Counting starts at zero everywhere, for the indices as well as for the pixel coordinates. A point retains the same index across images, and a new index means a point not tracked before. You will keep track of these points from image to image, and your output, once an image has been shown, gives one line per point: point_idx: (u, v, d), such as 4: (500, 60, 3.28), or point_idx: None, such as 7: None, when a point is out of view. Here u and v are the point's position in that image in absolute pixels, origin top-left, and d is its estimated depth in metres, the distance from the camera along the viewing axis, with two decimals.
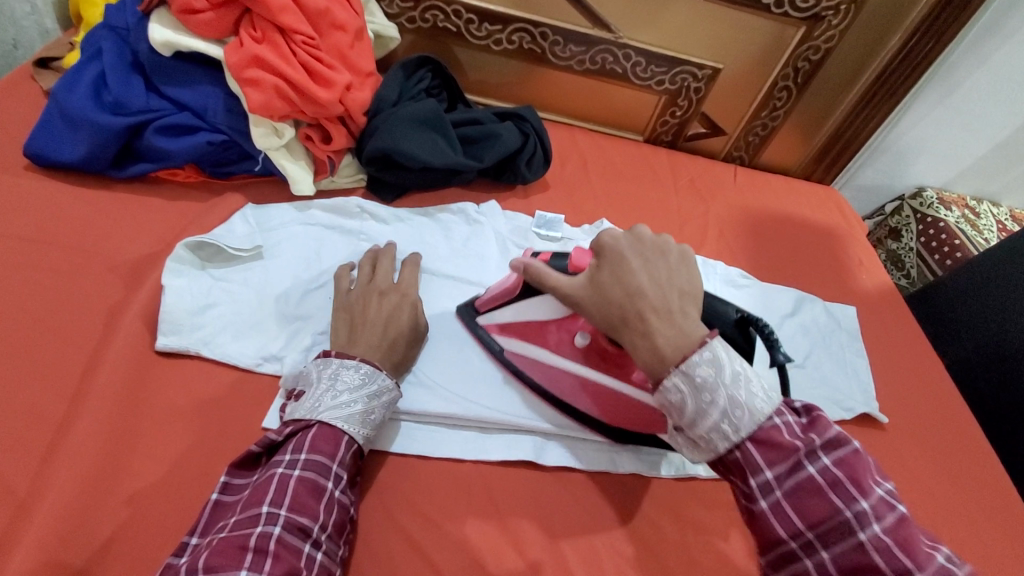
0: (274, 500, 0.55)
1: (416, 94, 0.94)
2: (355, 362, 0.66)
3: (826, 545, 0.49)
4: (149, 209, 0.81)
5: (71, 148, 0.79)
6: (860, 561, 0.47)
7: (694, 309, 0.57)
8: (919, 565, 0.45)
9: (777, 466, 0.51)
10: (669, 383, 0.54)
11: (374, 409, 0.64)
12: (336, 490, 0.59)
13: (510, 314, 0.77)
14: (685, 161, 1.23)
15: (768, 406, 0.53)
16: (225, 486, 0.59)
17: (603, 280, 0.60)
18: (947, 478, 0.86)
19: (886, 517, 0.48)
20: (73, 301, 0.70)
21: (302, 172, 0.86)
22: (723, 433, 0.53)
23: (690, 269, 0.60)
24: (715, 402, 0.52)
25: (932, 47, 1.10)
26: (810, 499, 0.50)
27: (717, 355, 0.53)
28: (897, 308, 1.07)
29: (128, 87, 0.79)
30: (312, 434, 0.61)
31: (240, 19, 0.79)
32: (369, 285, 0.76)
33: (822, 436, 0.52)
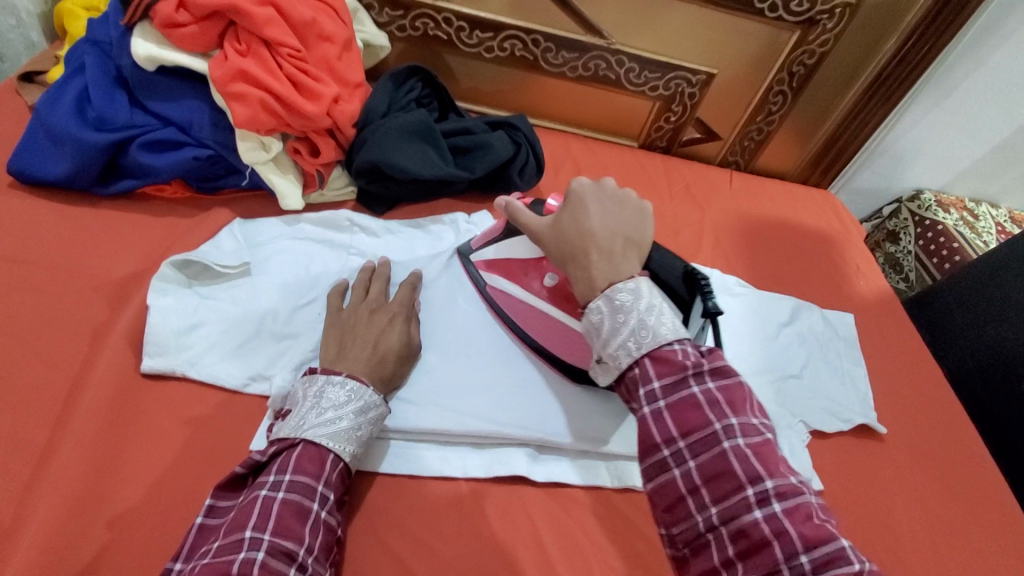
0: (257, 524, 0.53)
1: (406, 104, 0.93)
2: (340, 378, 0.65)
3: (694, 453, 0.53)
4: (135, 226, 0.80)
5: (54, 165, 0.77)
6: (720, 468, 0.51)
7: (634, 255, 0.63)
8: (771, 475, 0.50)
9: (664, 378, 0.55)
10: (594, 306, 0.60)
11: (361, 425, 0.63)
12: (322, 512, 0.57)
13: (496, 253, 0.83)
14: (681, 167, 1.22)
15: (672, 333, 0.57)
16: (209, 510, 0.57)
17: (563, 221, 0.67)
18: (948, 490, 0.85)
19: (752, 437, 0.52)
20: (56, 323, 0.69)
21: (290, 186, 0.85)
22: (628, 350, 0.57)
23: (643, 223, 0.66)
24: (626, 322, 0.57)
25: (928, 49, 1.09)
26: (687, 411, 0.54)
27: (639, 287, 0.59)
28: (896, 314, 1.06)
29: (112, 102, 0.78)
30: (297, 454, 0.59)
31: (224, 32, 0.78)
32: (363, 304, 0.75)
33: (712, 363, 0.55)
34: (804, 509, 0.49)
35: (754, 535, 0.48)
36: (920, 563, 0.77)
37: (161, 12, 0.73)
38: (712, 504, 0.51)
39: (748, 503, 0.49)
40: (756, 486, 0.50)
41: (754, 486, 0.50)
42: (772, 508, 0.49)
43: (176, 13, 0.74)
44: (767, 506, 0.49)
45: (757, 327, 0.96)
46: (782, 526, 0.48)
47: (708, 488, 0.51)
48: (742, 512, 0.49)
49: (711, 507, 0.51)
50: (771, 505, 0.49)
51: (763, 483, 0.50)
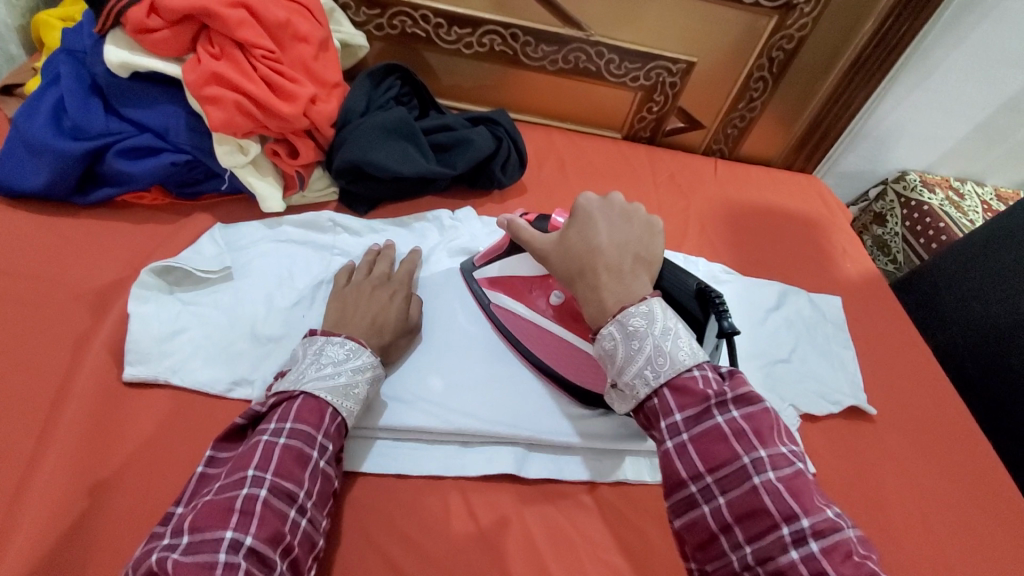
0: (260, 465, 0.55)
1: (385, 103, 0.92)
2: (340, 338, 0.68)
3: (723, 489, 0.53)
4: (115, 235, 0.79)
5: (32, 175, 0.77)
6: (752, 505, 0.51)
7: (644, 276, 0.64)
8: (807, 512, 0.50)
9: (686, 410, 0.56)
10: (606, 332, 0.60)
11: (358, 383, 0.65)
12: (321, 461, 0.59)
13: (499, 270, 0.82)
14: (665, 157, 1.22)
15: (689, 357, 0.58)
16: (209, 459, 0.60)
17: (571, 240, 0.66)
18: (939, 469, 0.86)
19: (783, 469, 0.52)
20: (36, 333, 0.68)
21: (270, 188, 0.84)
22: (645, 379, 0.58)
23: (650, 241, 0.67)
24: (641, 349, 0.58)
25: (906, 30, 1.09)
26: (713, 443, 0.54)
27: (652, 310, 0.59)
28: (882, 295, 1.07)
29: (86, 110, 0.77)
30: (297, 405, 0.61)
31: (197, 35, 0.77)
32: (369, 278, 0.79)
33: (736, 390, 0.56)
34: (844, 548, 0.48)
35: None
36: (911, 542, 0.77)
37: (132, 19, 0.73)
38: (746, 543, 0.51)
39: (784, 544, 0.49)
40: (791, 525, 0.50)
41: (790, 525, 0.50)
42: (810, 549, 0.48)
43: (148, 18, 0.73)
44: (804, 547, 0.49)
45: (745, 313, 0.96)
46: (821, 567, 0.47)
47: (741, 527, 0.52)
48: (778, 553, 0.49)
49: (745, 548, 0.51)
50: (809, 546, 0.49)
51: (799, 522, 0.50)
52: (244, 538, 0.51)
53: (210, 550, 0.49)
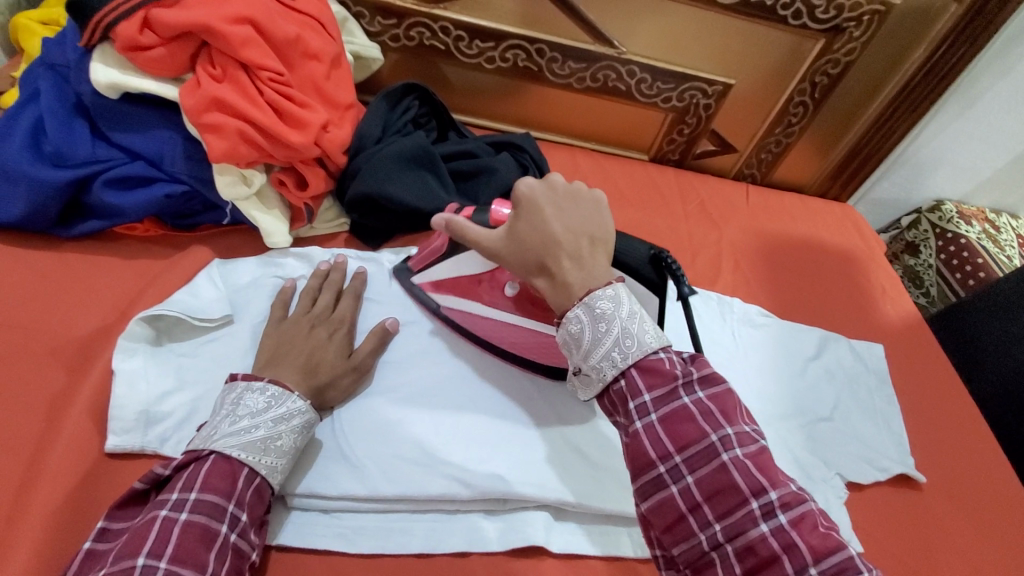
0: (153, 551, 0.48)
1: (402, 127, 0.85)
2: (261, 384, 0.60)
3: (692, 469, 0.51)
4: (100, 272, 0.72)
5: (6, 205, 0.69)
6: (722, 483, 0.49)
7: (603, 254, 0.59)
8: (774, 485, 0.48)
9: (655, 390, 0.53)
10: (572, 314, 0.56)
11: (280, 434, 0.58)
12: (231, 535, 0.52)
13: (441, 272, 0.75)
14: (695, 182, 1.14)
15: (656, 340, 0.55)
16: (101, 532, 0.51)
17: (521, 232, 0.59)
18: (990, 541, 0.79)
19: (749, 446, 0.51)
20: (10, 391, 0.61)
21: (276, 223, 0.76)
22: (612, 361, 0.54)
23: (601, 210, 0.60)
24: (609, 332, 0.54)
25: (960, 57, 1.03)
26: (681, 423, 0.52)
27: (619, 294, 0.56)
28: (925, 340, 1.00)
29: (69, 134, 0.69)
30: (205, 469, 0.53)
31: (196, 53, 0.69)
32: (308, 313, 0.71)
33: (701, 370, 0.54)
34: (810, 518, 0.47)
35: (763, 551, 0.47)
36: None
37: (122, 34, 0.64)
38: (716, 521, 0.49)
39: (754, 517, 0.48)
40: (760, 499, 0.48)
41: (758, 499, 0.48)
42: (778, 521, 0.47)
43: (140, 34, 0.65)
44: (773, 519, 0.47)
45: (781, 364, 0.88)
46: (791, 539, 0.46)
47: (711, 505, 0.49)
48: (749, 527, 0.48)
49: (715, 526, 0.49)
50: (777, 518, 0.47)
51: (768, 496, 0.48)
52: None
53: None
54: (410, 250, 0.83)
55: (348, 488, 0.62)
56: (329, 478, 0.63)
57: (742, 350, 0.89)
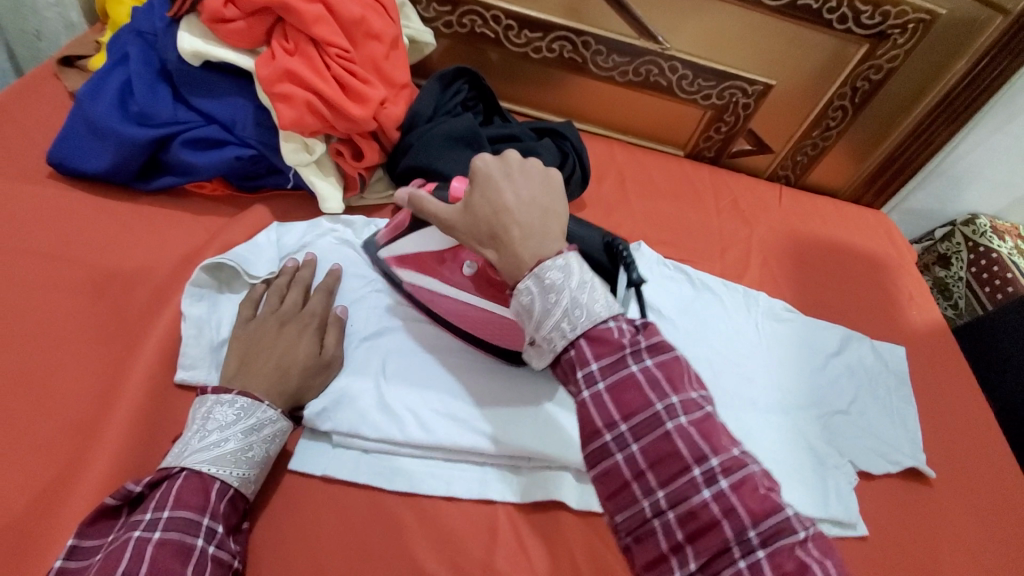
0: (128, 570, 0.48)
1: (452, 108, 0.90)
2: (230, 396, 0.60)
3: (636, 436, 0.49)
4: (172, 224, 0.79)
5: (95, 158, 0.76)
6: (665, 451, 0.48)
7: (558, 225, 0.57)
8: (716, 451, 0.47)
9: (603, 359, 0.51)
10: (523, 286, 0.55)
11: (252, 445, 0.59)
12: (208, 546, 0.53)
13: (405, 248, 0.76)
14: (728, 180, 1.17)
15: (606, 309, 0.52)
16: (71, 551, 0.52)
17: (475, 203, 0.59)
18: (997, 540, 0.81)
19: (693, 413, 0.49)
20: (92, 322, 0.68)
21: (332, 189, 0.82)
22: (562, 332, 0.52)
23: (556, 187, 0.60)
24: (558, 302, 0.52)
25: (1003, 70, 1.03)
26: (628, 392, 0.50)
27: (569, 263, 0.54)
28: (948, 346, 1.02)
29: (154, 96, 0.76)
30: (177, 485, 0.54)
31: (272, 28, 0.75)
32: (275, 312, 0.71)
33: (649, 338, 0.52)
34: (751, 482, 0.46)
35: (703, 517, 0.45)
36: None
37: (209, 7, 0.72)
38: (659, 488, 0.48)
39: (695, 484, 0.46)
40: (702, 466, 0.47)
41: (700, 466, 0.47)
42: (720, 486, 0.46)
43: (224, 7, 0.72)
44: (715, 485, 0.46)
45: (803, 358, 0.91)
46: (730, 503, 0.45)
47: (654, 472, 0.48)
48: (691, 494, 0.46)
49: (657, 493, 0.47)
50: (719, 483, 0.46)
51: (709, 462, 0.47)
52: None
53: None
54: (379, 224, 0.85)
55: (387, 433, 0.67)
56: (371, 422, 0.68)
57: (763, 343, 0.91)
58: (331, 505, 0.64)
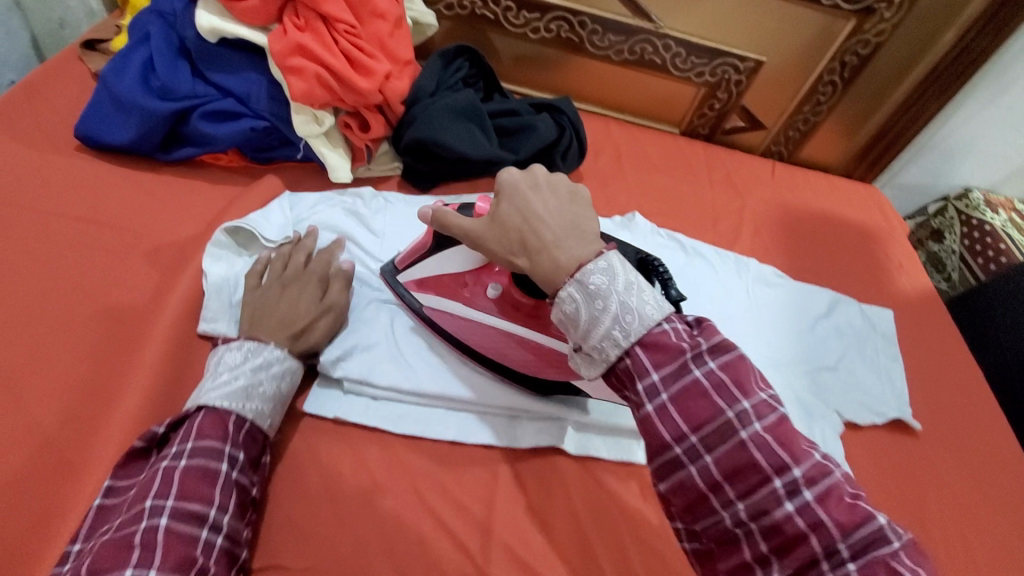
0: (159, 493, 0.53)
1: (454, 84, 0.94)
2: (237, 342, 0.65)
3: (709, 447, 0.47)
4: (191, 193, 0.84)
5: (120, 131, 0.81)
6: (741, 462, 0.46)
7: (593, 226, 0.56)
8: (796, 460, 0.45)
9: (664, 368, 0.49)
10: (566, 294, 0.53)
11: (262, 381, 0.63)
12: (231, 471, 0.57)
13: (424, 271, 0.74)
14: (721, 155, 1.20)
15: (657, 312, 0.51)
16: (107, 490, 0.56)
17: (503, 213, 0.58)
18: (982, 488, 0.84)
19: (767, 418, 0.47)
20: (119, 279, 0.73)
21: (340, 159, 0.87)
22: (613, 339, 0.50)
23: (584, 194, 0.59)
24: (606, 308, 0.51)
25: (989, 44, 1.07)
26: (693, 400, 0.48)
27: (612, 265, 0.52)
28: (936, 311, 1.05)
29: (175, 72, 0.81)
30: (197, 422, 0.58)
31: (284, 6, 0.80)
32: (279, 276, 0.73)
33: (710, 340, 0.50)
34: (837, 492, 0.44)
35: (788, 530, 0.44)
36: (947, 556, 0.76)
37: None
38: (738, 499, 0.46)
39: (776, 496, 0.45)
40: (784, 477, 0.45)
41: (781, 477, 0.45)
42: (804, 498, 0.44)
43: None
44: (798, 497, 0.44)
45: (792, 320, 0.94)
46: (816, 516, 0.44)
47: (731, 484, 0.46)
48: (772, 506, 0.45)
49: (737, 504, 0.46)
50: (803, 495, 0.44)
51: (791, 473, 0.45)
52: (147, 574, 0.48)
53: None
54: (385, 194, 0.90)
55: (394, 381, 0.72)
56: (381, 371, 0.73)
57: (754, 305, 0.95)
58: (343, 444, 0.68)
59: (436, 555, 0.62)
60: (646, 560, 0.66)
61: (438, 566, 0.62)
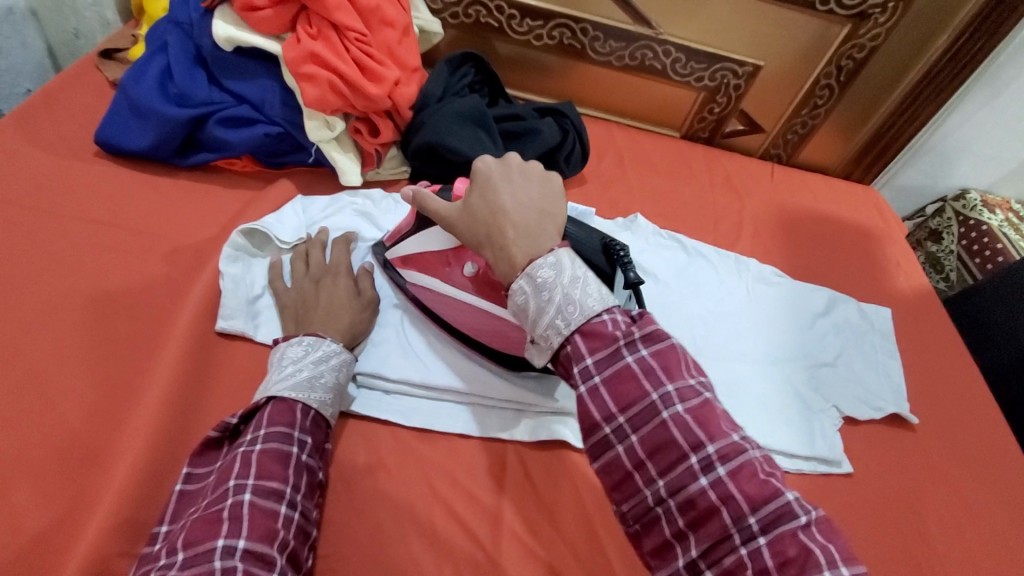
0: (240, 474, 0.55)
1: (460, 90, 0.97)
2: (297, 337, 0.68)
3: (635, 427, 0.47)
4: (207, 196, 0.86)
5: (138, 137, 0.84)
6: (663, 441, 0.46)
7: (553, 224, 0.56)
8: (712, 439, 0.45)
9: (598, 353, 0.48)
10: (516, 286, 0.52)
11: (323, 372, 0.65)
12: (302, 454, 0.59)
13: (410, 249, 0.77)
14: (722, 158, 1.23)
15: (599, 303, 0.50)
16: (187, 477, 0.59)
17: (473, 204, 0.59)
18: (979, 481, 0.86)
19: (690, 400, 0.47)
20: (140, 280, 0.75)
21: (350, 163, 0.89)
22: (557, 329, 0.50)
23: (552, 189, 0.60)
24: (551, 299, 0.50)
25: (980, 47, 1.09)
26: (623, 383, 0.47)
27: (561, 260, 0.51)
28: (933, 308, 1.07)
29: (192, 81, 0.85)
30: (268, 411, 0.61)
31: (296, 16, 0.83)
32: (306, 275, 0.77)
33: (644, 327, 0.49)
34: (750, 467, 0.44)
35: (701, 505, 0.44)
36: (945, 547, 0.78)
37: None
38: (659, 476, 0.46)
39: (692, 472, 0.45)
40: (699, 454, 0.45)
41: (697, 454, 0.45)
42: (717, 473, 0.44)
43: None
44: (712, 472, 0.45)
45: (793, 318, 0.97)
46: (728, 491, 0.44)
47: (653, 462, 0.46)
48: (688, 482, 0.45)
49: (658, 481, 0.46)
50: (716, 470, 0.44)
51: (706, 450, 0.45)
52: (237, 543, 0.50)
53: (204, 560, 0.49)
54: (395, 196, 0.92)
55: (405, 374, 0.75)
56: (392, 366, 0.75)
57: (754, 303, 0.97)
58: (356, 436, 0.70)
59: (447, 542, 0.64)
60: None
61: (450, 553, 0.64)
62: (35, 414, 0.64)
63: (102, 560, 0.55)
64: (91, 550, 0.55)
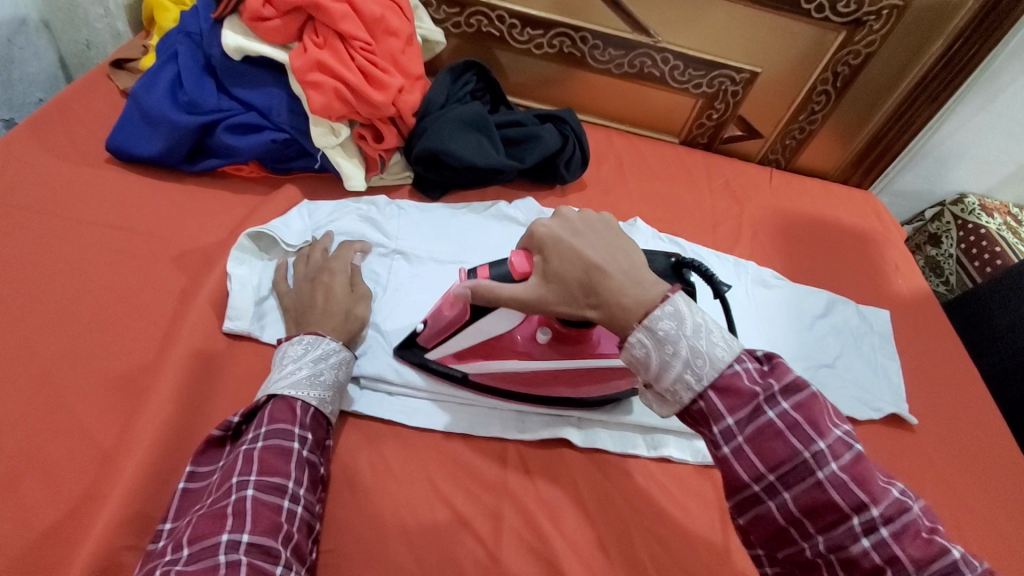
0: (242, 471, 0.57)
1: (462, 97, 0.99)
2: (298, 336, 0.69)
3: (788, 486, 0.47)
4: (214, 201, 0.88)
5: (148, 144, 0.87)
6: (819, 501, 0.46)
7: (641, 260, 0.57)
8: (875, 500, 0.45)
9: (738, 412, 0.49)
10: (633, 339, 0.52)
11: (323, 370, 0.66)
12: (303, 451, 0.60)
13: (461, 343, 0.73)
14: (721, 163, 1.24)
15: (727, 352, 0.50)
16: (191, 474, 0.61)
17: (554, 267, 0.58)
18: (977, 481, 0.86)
19: (842, 456, 0.46)
20: (148, 282, 0.77)
21: (355, 169, 0.92)
22: (687, 383, 0.50)
23: (617, 228, 0.60)
24: (677, 353, 0.50)
25: (975, 52, 1.11)
26: (769, 442, 0.48)
27: (679, 309, 0.52)
28: (931, 310, 1.08)
29: (201, 89, 0.87)
30: (268, 409, 0.62)
31: (303, 26, 0.85)
32: (308, 276, 0.78)
33: (782, 380, 0.49)
34: (913, 527, 0.44)
35: (866, 564, 0.44)
36: None
37: (249, 8, 0.82)
38: (817, 533, 0.46)
39: (854, 532, 0.45)
40: (861, 515, 0.45)
41: (859, 515, 0.45)
42: (880, 534, 0.44)
43: (263, 7, 0.82)
44: (876, 533, 0.44)
45: (791, 320, 0.98)
46: (893, 551, 0.44)
47: (811, 520, 0.46)
48: (849, 542, 0.45)
49: (816, 538, 0.46)
50: (879, 531, 0.44)
51: (868, 512, 0.45)
52: (241, 537, 0.52)
53: (210, 553, 0.51)
54: (399, 202, 0.94)
55: (407, 376, 0.76)
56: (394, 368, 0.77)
57: (754, 305, 0.98)
58: (359, 435, 0.72)
59: (449, 540, 0.65)
60: (650, 546, 0.68)
61: (451, 549, 0.65)
62: (44, 413, 0.65)
63: (109, 555, 0.56)
64: (98, 545, 0.56)
